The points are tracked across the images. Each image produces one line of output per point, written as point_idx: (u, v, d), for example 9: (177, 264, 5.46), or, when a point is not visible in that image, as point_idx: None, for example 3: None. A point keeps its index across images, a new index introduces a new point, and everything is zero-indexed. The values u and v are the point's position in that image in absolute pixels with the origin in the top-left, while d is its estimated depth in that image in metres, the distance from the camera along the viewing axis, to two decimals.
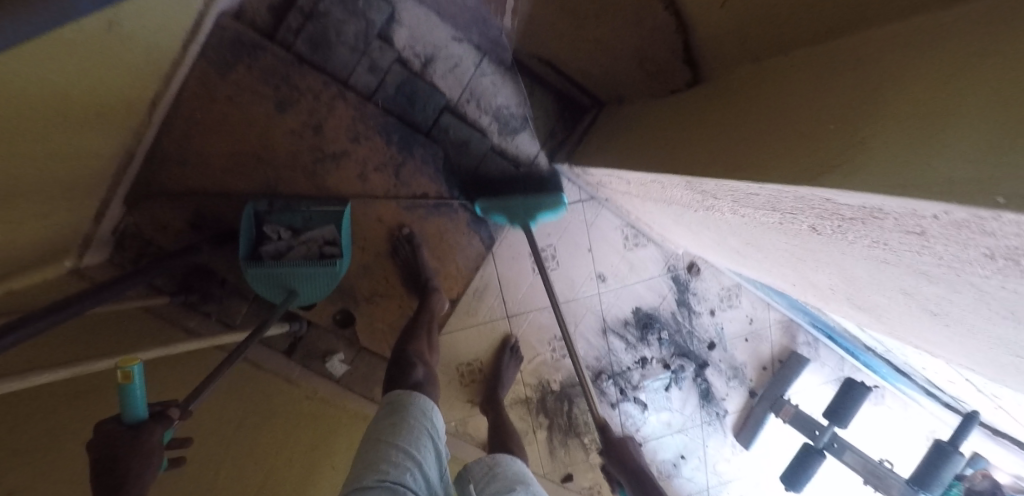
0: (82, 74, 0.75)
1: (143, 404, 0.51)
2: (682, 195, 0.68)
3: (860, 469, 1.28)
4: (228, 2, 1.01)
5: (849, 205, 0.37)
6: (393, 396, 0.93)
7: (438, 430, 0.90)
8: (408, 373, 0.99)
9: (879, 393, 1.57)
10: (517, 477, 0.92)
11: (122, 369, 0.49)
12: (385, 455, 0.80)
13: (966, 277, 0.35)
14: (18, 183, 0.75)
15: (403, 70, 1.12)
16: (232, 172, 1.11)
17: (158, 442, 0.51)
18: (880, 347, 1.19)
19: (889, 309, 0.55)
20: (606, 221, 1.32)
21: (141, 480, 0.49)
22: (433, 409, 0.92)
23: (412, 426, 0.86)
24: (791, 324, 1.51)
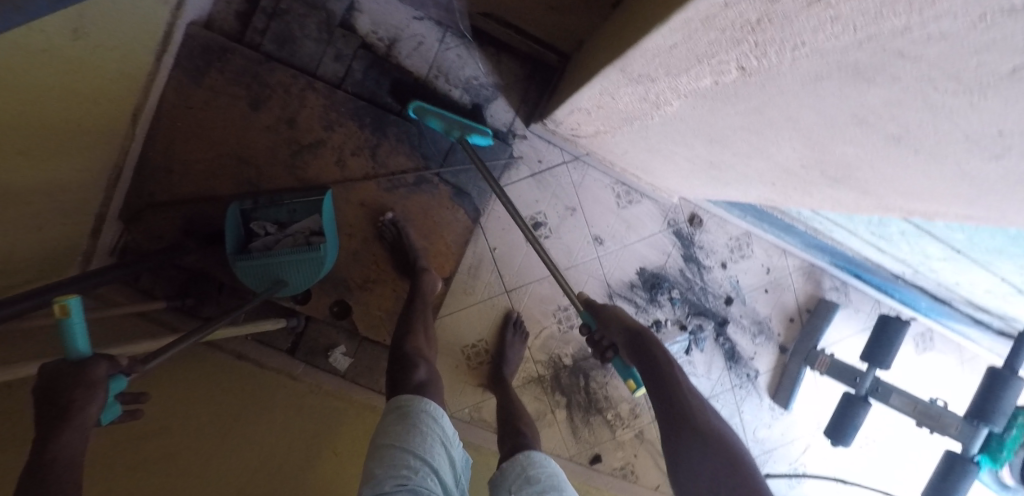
0: (60, 78, 0.79)
1: (86, 342, 0.55)
2: (639, 90, 0.72)
3: (912, 412, 1.16)
4: (195, 11, 1.06)
5: (743, 3, 0.40)
6: (398, 401, 0.82)
7: (450, 438, 0.82)
8: (410, 375, 0.89)
9: (928, 338, 1.42)
10: (550, 483, 0.82)
11: (58, 301, 0.50)
12: (401, 462, 0.72)
13: (893, 45, 0.34)
14: (18, 189, 0.80)
15: (368, 53, 1.15)
16: (217, 174, 1.14)
17: (105, 377, 0.55)
18: (908, 269, 1.10)
19: (861, 158, 0.57)
20: (594, 180, 1.29)
21: (85, 411, 0.54)
22: (444, 415, 0.83)
23: (426, 433, 0.77)
24: (814, 270, 1.39)
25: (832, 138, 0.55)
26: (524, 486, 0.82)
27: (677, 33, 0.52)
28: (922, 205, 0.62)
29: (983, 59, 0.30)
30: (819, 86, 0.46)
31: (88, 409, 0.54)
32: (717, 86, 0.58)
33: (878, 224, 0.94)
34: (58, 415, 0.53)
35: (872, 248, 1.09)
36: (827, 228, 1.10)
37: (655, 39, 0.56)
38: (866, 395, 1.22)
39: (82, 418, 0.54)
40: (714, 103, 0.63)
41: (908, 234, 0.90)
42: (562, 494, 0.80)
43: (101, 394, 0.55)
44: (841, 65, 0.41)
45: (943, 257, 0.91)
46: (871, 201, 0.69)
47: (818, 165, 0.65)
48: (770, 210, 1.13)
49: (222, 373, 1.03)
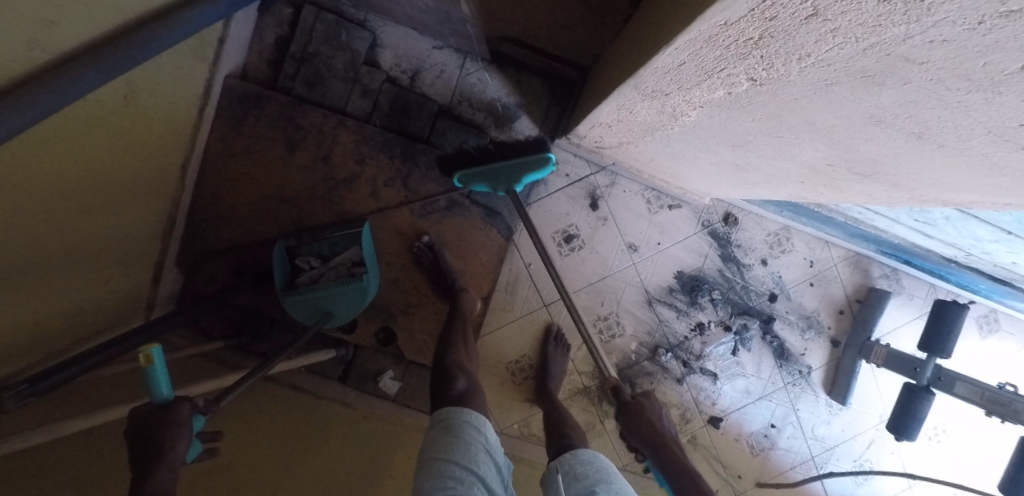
0: (115, 141, 0.85)
1: (167, 387, 0.60)
2: (655, 105, 0.73)
3: (978, 400, 1.09)
4: (231, 65, 1.12)
5: (741, 20, 0.41)
6: (441, 414, 0.85)
7: (494, 444, 0.82)
8: (450, 387, 0.90)
9: (993, 320, 1.35)
10: (599, 478, 0.83)
11: (143, 352, 0.56)
12: (446, 472, 0.73)
13: (897, 52, 0.34)
14: (84, 249, 0.86)
15: (393, 86, 1.19)
16: (261, 216, 1.20)
17: (187, 418, 0.60)
18: (959, 252, 1.05)
19: (884, 156, 0.55)
20: (625, 188, 1.29)
21: (175, 448, 0.58)
22: (485, 424, 0.84)
23: (469, 443, 0.79)
24: (860, 258, 1.34)
25: (853, 138, 0.54)
26: (574, 484, 0.83)
27: (683, 52, 0.53)
28: (959, 195, 0.60)
29: (990, 59, 0.29)
30: (828, 92, 0.46)
31: (177, 447, 0.57)
32: (731, 95, 0.58)
33: (921, 212, 0.91)
34: (150, 455, 0.56)
35: (919, 235, 1.05)
36: (869, 218, 1.07)
37: (664, 59, 0.58)
38: (929, 385, 1.17)
39: (173, 456, 0.57)
40: (732, 112, 0.63)
41: (954, 219, 0.87)
42: (612, 487, 0.81)
43: (186, 432, 0.59)
44: (849, 71, 0.41)
45: (994, 239, 0.88)
46: (904, 193, 0.67)
47: (843, 163, 0.64)
48: (806, 204, 1.11)
49: (281, 403, 1.08)
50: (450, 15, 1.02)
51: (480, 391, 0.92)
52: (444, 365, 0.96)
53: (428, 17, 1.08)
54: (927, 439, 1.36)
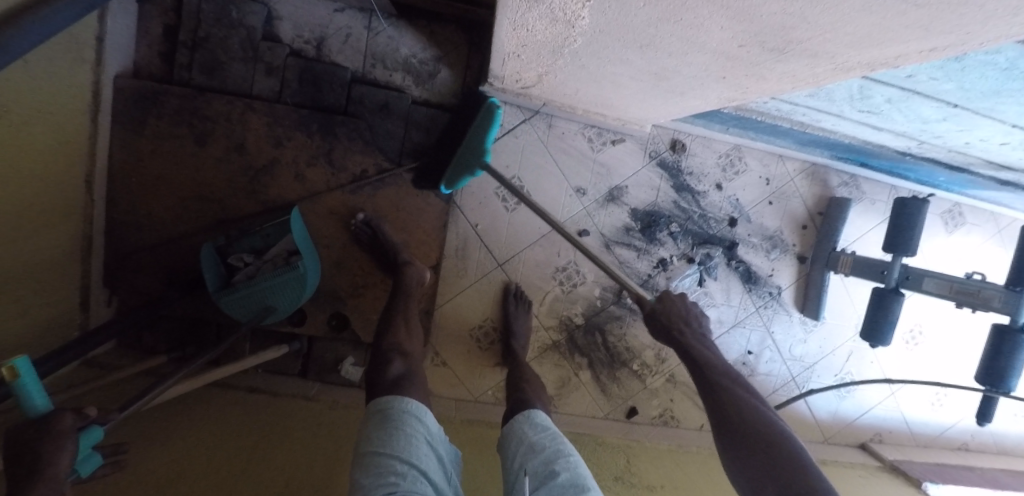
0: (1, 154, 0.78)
1: (42, 398, 0.57)
2: (544, 12, 0.66)
3: (946, 293, 1.04)
4: (118, 62, 1.04)
5: None
6: (379, 404, 0.79)
7: (435, 435, 0.79)
8: (385, 371, 0.86)
9: (957, 214, 1.32)
10: (557, 450, 0.77)
11: (6, 365, 0.53)
12: (388, 468, 0.68)
13: None
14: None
15: (299, 59, 1.11)
16: (184, 219, 1.13)
17: (71, 428, 0.57)
18: (911, 142, 1.01)
19: (791, 16, 0.49)
20: (563, 130, 1.22)
21: (56, 462, 0.55)
22: (427, 414, 0.79)
23: (410, 435, 0.73)
24: (816, 169, 1.29)
25: (750, 1, 0.48)
26: (532, 456, 0.76)
27: None
28: (880, 51, 0.54)
29: None
30: None
31: (60, 459, 0.55)
32: None
33: (861, 97, 0.83)
34: (29, 471, 0.53)
35: (867, 129, 1.00)
36: (814, 118, 1.01)
37: None
38: (897, 286, 1.13)
39: (54, 471, 0.55)
40: (622, 2, 0.56)
41: (896, 100, 0.81)
42: (570, 461, 0.75)
43: (70, 444, 0.57)
44: None
45: (941, 117, 0.83)
46: (827, 64, 0.61)
47: (753, 38, 0.57)
48: (748, 115, 1.05)
49: (234, 407, 1.03)
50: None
51: (418, 373, 0.89)
52: (380, 347, 0.92)
53: None
54: (905, 343, 1.36)
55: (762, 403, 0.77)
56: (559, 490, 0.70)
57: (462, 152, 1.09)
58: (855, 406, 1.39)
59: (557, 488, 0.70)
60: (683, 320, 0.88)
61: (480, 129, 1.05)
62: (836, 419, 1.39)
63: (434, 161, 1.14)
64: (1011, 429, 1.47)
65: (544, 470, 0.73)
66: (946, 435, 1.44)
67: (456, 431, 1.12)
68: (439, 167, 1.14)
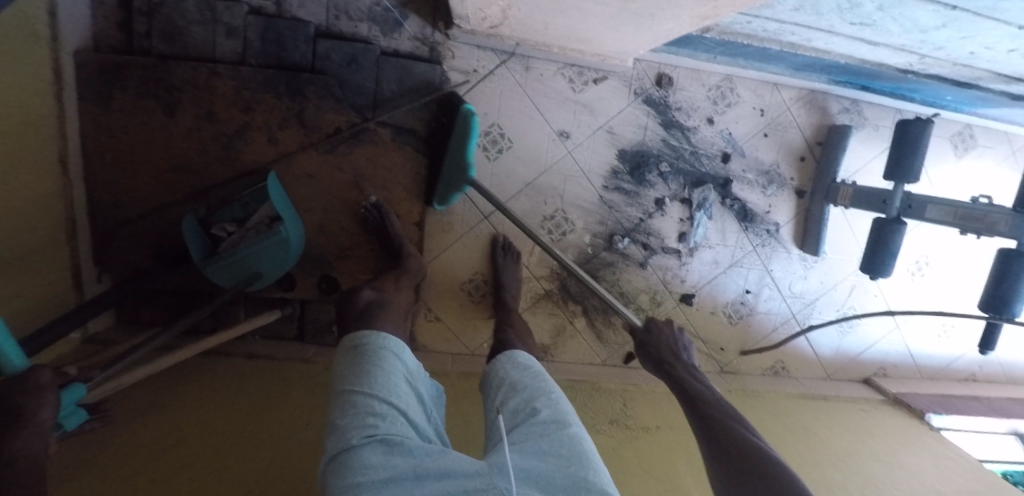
0: None
1: (20, 358, 0.61)
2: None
3: (950, 220, 1.00)
4: (74, 34, 1.01)
5: None
6: (356, 340, 0.76)
7: (413, 372, 0.76)
8: (354, 301, 0.88)
9: (968, 136, 1.24)
10: (539, 388, 0.76)
11: None
12: (366, 408, 0.63)
13: None
14: None
15: (259, 17, 1.06)
16: (165, 193, 1.12)
17: (50, 382, 0.60)
18: (912, 57, 0.94)
19: None
20: (542, 72, 1.16)
21: (41, 412, 0.57)
22: (404, 351, 0.77)
23: (388, 372, 0.70)
24: (815, 95, 1.21)
25: None
26: (513, 394, 0.75)
27: None
28: None
29: None
30: None
31: (43, 411, 0.57)
32: None
33: (850, 7, 0.76)
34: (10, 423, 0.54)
35: (863, 46, 0.93)
36: (805, 37, 0.93)
37: None
38: (898, 215, 1.08)
39: (40, 420, 0.56)
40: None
41: (889, 7, 0.74)
42: (550, 398, 0.74)
43: (49, 397, 0.59)
44: None
45: (940, 23, 0.76)
46: None
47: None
48: (734, 38, 0.98)
49: (232, 372, 1.06)
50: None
51: (387, 297, 0.93)
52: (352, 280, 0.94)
53: None
54: (911, 274, 1.31)
55: (755, 436, 0.70)
56: (542, 427, 0.68)
57: (447, 178, 1.12)
58: (858, 341, 1.36)
59: (541, 425, 0.68)
60: (674, 352, 0.90)
61: (460, 132, 1.06)
62: (839, 355, 1.37)
63: (425, 175, 1.16)
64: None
65: (525, 408, 0.72)
66: (953, 366, 1.42)
67: (450, 384, 1.14)
68: (430, 179, 1.15)
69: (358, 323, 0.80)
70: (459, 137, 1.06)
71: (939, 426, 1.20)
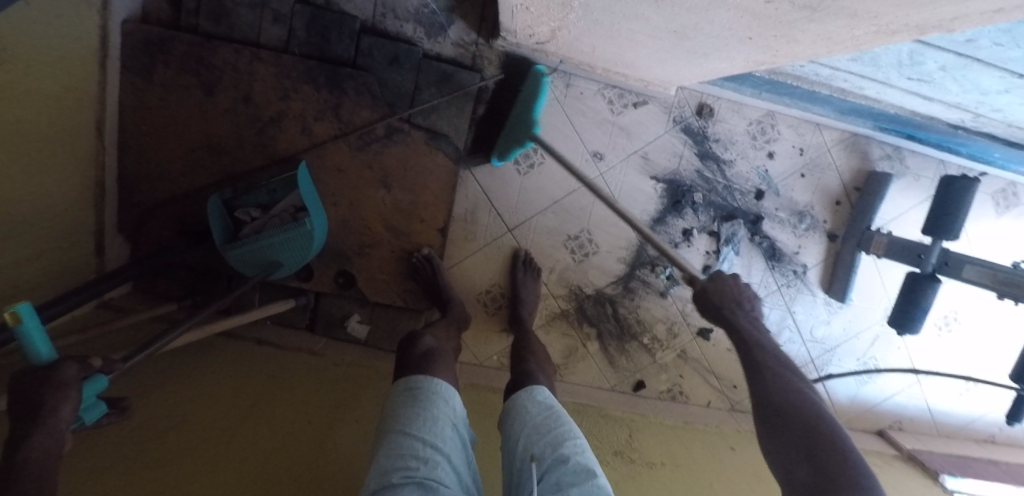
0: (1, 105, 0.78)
1: (47, 348, 0.58)
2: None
3: (989, 282, 0.96)
4: (124, 6, 1.01)
5: None
6: (413, 380, 0.75)
7: (460, 417, 0.74)
8: (415, 345, 0.85)
9: (1012, 193, 1.20)
10: (564, 431, 0.74)
11: (10, 311, 0.54)
12: (409, 450, 0.64)
13: None
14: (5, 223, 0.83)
15: (306, 7, 1.06)
16: (193, 171, 1.12)
17: (75, 378, 0.58)
18: (966, 115, 0.91)
19: None
20: (581, 90, 1.15)
21: (60, 411, 0.55)
22: (454, 395, 0.75)
23: (436, 416, 0.69)
24: (857, 139, 1.19)
25: None
26: (540, 437, 0.73)
27: None
28: (919, 16, 0.46)
29: None
30: None
31: (61, 411, 0.55)
32: None
33: (911, 63, 0.74)
34: (31, 418, 0.54)
35: (917, 100, 0.91)
36: (857, 85, 0.91)
37: None
38: (933, 272, 1.06)
39: (57, 420, 0.55)
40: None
41: (952, 68, 0.72)
42: (578, 444, 0.72)
43: (72, 395, 0.57)
44: None
45: (1003, 88, 0.74)
46: (863, 28, 0.52)
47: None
48: (783, 79, 0.96)
49: (243, 359, 1.05)
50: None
51: (446, 347, 0.89)
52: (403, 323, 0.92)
53: None
54: (938, 329, 1.28)
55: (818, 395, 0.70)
56: (573, 476, 0.67)
57: (508, 129, 1.12)
58: (876, 392, 1.32)
59: (570, 473, 0.67)
60: (739, 301, 0.83)
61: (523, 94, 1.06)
62: (855, 404, 1.33)
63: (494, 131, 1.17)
64: None
65: (554, 453, 0.70)
66: (973, 426, 1.37)
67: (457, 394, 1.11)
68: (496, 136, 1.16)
69: (419, 366, 0.78)
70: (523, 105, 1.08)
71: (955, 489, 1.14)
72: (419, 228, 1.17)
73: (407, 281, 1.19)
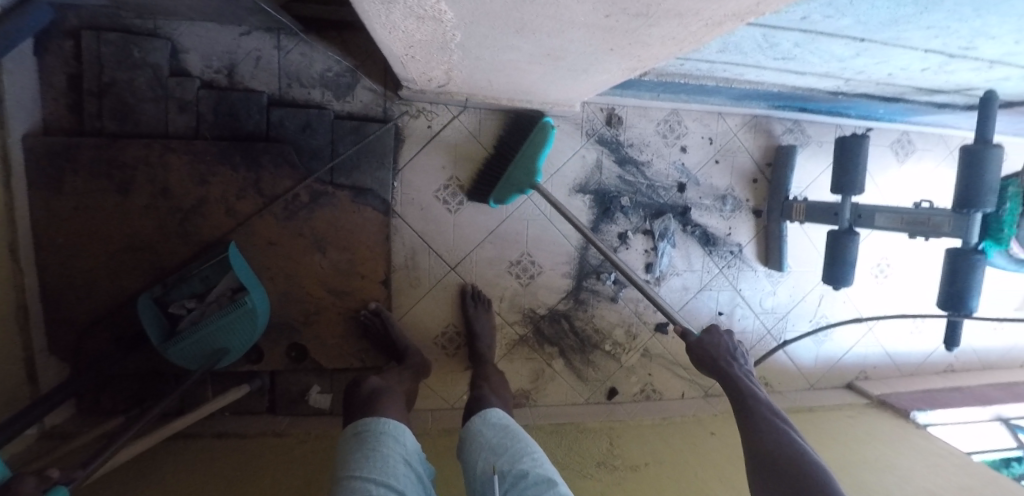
0: None
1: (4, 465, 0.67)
2: (400, 10, 0.60)
3: (898, 225, 1.04)
4: (21, 122, 1.00)
5: None
6: (358, 425, 0.77)
7: (412, 454, 0.76)
8: (360, 387, 0.89)
9: (907, 141, 1.30)
10: (520, 448, 0.76)
11: None
12: (364, 491, 0.63)
13: None
14: None
15: (211, 91, 1.08)
16: (120, 274, 1.09)
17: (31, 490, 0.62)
18: (838, 81, 0.99)
19: None
20: (493, 123, 1.19)
21: None
22: (404, 433, 0.78)
23: (387, 454, 0.71)
24: (759, 119, 1.26)
25: None
26: (495, 458, 0.74)
27: None
28: (736, 5, 0.50)
29: None
30: None
31: None
32: None
33: (769, 45, 0.81)
34: None
35: (792, 76, 0.98)
36: (736, 73, 0.98)
37: None
38: (850, 226, 1.12)
39: None
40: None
41: (803, 43, 0.79)
42: (534, 457, 0.74)
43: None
44: None
45: (854, 53, 0.81)
46: (697, 24, 0.57)
47: (613, 6, 0.53)
48: (673, 78, 1.02)
49: (202, 456, 1.01)
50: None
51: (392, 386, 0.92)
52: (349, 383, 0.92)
53: (214, 5, 0.95)
54: (875, 277, 1.34)
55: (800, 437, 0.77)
56: (533, 488, 0.69)
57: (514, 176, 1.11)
58: (835, 347, 1.37)
59: (531, 487, 0.69)
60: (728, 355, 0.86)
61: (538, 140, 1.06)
62: (819, 363, 1.37)
63: (488, 172, 1.16)
64: (994, 345, 1.46)
65: (512, 470, 0.71)
66: (931, 361, 1.43)
67: (428, 444, 1.10)
68: (491, 177, 1.15)
69: (363, 410, 0.81)
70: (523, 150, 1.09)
71: (926, 423, 1.20)
72: (363, 285, 1.17)
73: (361, 340, 1.18)
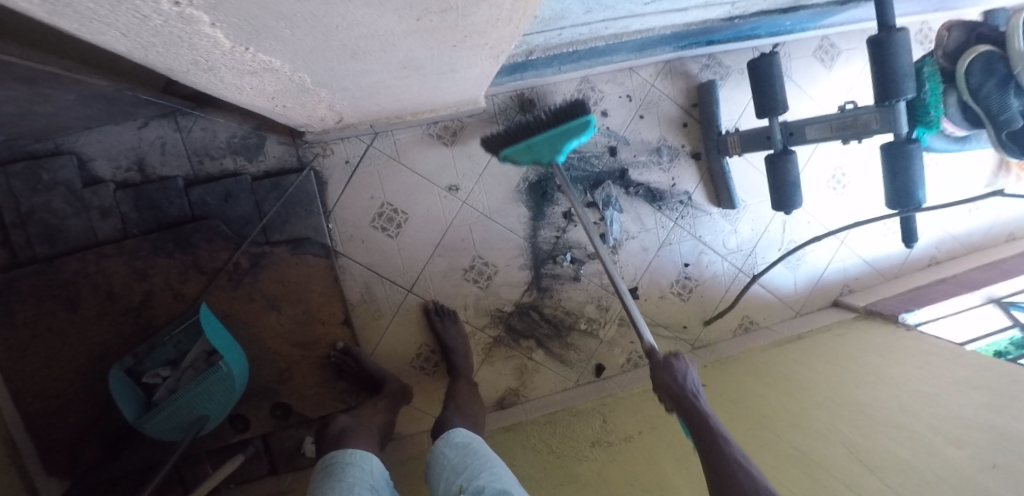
0: None
1: None
2: (228, 73, 0.54)
3: (830, 134, 0.98)
4: None
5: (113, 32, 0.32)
6: (328, 459, 0.79)
7: (380, 482, 0.77)
8: (331, 426, 0.90)
9: (828, 45, 1.26)
10: (480, 464, 0.76)
11: None
12: None
13: None
14: None
15: (127, 189, 1.09)
16: (93, 384, 1.11)
17: None
18: (725, 7, 0.95)
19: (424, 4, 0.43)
20: (408, 141, 1.18)
21: None
22: (372, 461, 0.79)
23: (351, 482, 0.72)
24: (672, 63, 1.24)
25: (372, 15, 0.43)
26: (454, 478, 0.75)
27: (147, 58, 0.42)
28: None
29: None
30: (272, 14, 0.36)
31: None
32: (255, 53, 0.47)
33: None
34: None
35: (675, 15, 0.94)
36: (619, 27, 0.95)
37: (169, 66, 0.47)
38: (785, 146, 1.08)
39: None
40: (270, 41, 0.47)
41: None
42: (493, 472, 0.74)
43: None
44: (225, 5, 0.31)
45: None
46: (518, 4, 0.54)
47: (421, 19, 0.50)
48: (558, 49, 0.99)
49: None
50: (111, 97, 0.90)
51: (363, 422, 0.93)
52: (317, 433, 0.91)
53: (99, 109, 0.96)
54: (832, 188, 1.33)
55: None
56: None
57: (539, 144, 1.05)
58: (811, 269, 1.37)
59: None
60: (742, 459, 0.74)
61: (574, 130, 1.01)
62: (800, 289, 1.37)
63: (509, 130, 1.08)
64: (972, 225, 1.43)
65: (470, 487, 0.70)
66: (912, 258, 1.42)
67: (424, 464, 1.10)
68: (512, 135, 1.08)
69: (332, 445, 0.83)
70: (567, 133, 1.02)
71: (916, 323, 1.16)
72: (326, 330, 1.18)
73: (339, 382, 1.20)
